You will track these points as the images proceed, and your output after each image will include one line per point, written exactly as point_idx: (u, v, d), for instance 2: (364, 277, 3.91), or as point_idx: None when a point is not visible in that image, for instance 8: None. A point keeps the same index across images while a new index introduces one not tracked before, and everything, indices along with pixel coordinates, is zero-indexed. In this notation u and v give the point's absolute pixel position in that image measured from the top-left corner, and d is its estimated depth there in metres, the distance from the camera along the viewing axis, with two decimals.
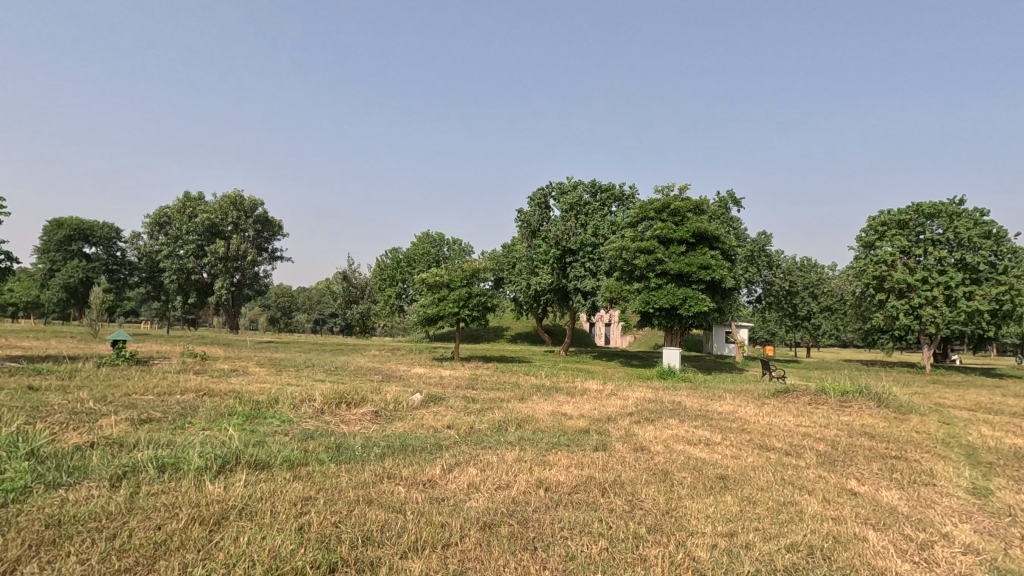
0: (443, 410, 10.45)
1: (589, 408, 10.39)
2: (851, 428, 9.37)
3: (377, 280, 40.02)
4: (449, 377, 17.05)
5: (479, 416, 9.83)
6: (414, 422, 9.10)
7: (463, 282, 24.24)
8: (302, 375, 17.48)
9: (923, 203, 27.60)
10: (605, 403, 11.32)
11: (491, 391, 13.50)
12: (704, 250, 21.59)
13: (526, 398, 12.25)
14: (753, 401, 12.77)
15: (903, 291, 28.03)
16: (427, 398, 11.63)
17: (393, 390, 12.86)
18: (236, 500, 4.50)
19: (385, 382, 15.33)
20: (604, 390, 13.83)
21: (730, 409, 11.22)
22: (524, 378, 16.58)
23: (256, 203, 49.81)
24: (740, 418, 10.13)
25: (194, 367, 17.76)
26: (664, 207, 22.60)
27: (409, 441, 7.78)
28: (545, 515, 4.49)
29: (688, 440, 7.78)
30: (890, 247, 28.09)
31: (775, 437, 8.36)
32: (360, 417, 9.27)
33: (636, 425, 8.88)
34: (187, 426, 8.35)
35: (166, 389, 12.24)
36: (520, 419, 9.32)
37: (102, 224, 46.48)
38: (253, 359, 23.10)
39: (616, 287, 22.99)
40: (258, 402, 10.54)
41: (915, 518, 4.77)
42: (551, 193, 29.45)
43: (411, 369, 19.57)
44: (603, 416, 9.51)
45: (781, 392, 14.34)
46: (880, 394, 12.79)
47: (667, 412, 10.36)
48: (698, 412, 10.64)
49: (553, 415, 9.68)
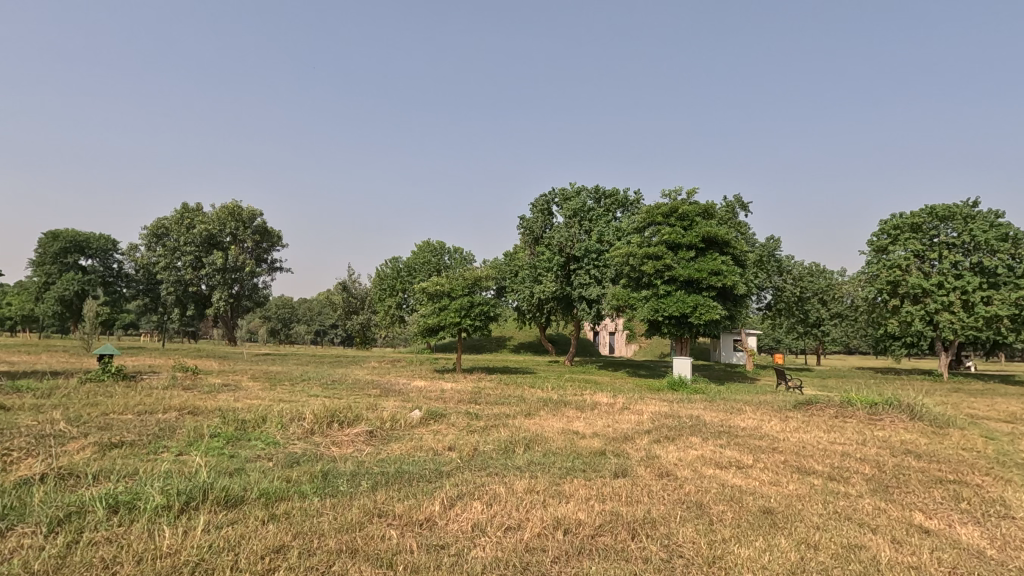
0: (443, 428, 9.65)
1: (602, 425, 9.58)
2: (892, 446, 8.53)
3: (377, 290, 39.32)
4: (451, 390, 16.23)
5: (484, 435, 9.04)
6: (411, 443, 8.30)
7: (465, 291, 23.50)
8: (296, 389, 16.69)
9: (936, 206, 26.87)
10: (619, 418, 10.51)
11: (494, 406, 12.71)
12: (714, 256, 20.82)
13: (533, 413, 11.45)
14: (776, 414, 11.94)
15: (918, 296, 27.22)
16: (426, 415, 10.81)
17: (390, 406, 12.05)
18: (191, 554, 3.70)
19: (384, 397, 14.54)
20: (615, 404, 13.01)
21: (754, 424, 10.39)
22: (530, 391, 15.76)
23: (254, 213, 49.28)
24: (767, 434, 9.29)
25: (184, 382, 16.96)
26: (672, 211, 21.87)
27: (406, 467, 6.98)
28: (566, 569, 3.69)
29: (717, 463, 6.97)
30: (904, 251, 27.27)
31: (811, 457, 7.54)
32: (353, 438, 8.47)
33: (656, 444, 8.05)
34: (161, 451, 7.54)
35: (149, 407, 11.47)
36: (528, 438, 8.51)
37: (99, 235, 45.91)
38: (247, 372, 22.32)
39: (623, 294, 22.21)
40: (245, 421, 9.75)
41: (1011, 566, 3.97)
42: (553, 199, 28.76)
43: (411, 382, 18.78)
44: (618, 434, 8.71)
45: (803, 405, 13.48)
46: (911, 406, 11.94)
47: (687, 428, 9.54)
48: (720, 427, 9.83)
49: (564, 434, 8.87)
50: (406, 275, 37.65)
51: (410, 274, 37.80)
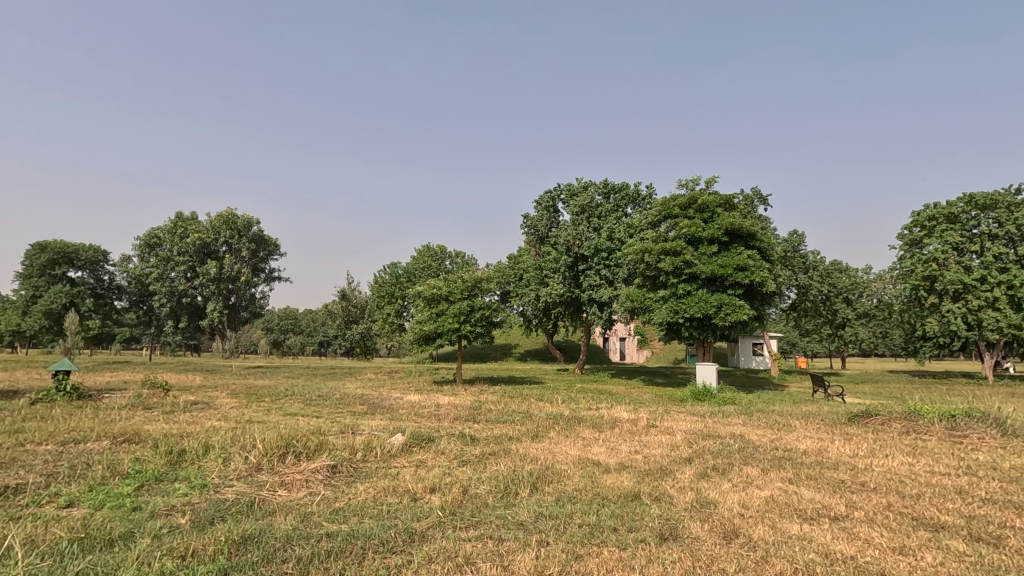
0: (429, 459, 7.65)
1: (628, 453, 7.59)
2: (1015, 477, 6.49)
3: (375, 297, 37.59)
4: (448, 406, 14.18)
5: (478, 469, 7.05)
6: (383, 484, 6.33)
7: (465, 294, 21.61)
8: (273, 407, 14.76)
9: (975, 194, 24.81)
10: (647, 441, 8.52)
11: (494, 426, 10.65)
12: (739, 250, 18.86)
13: (541, 436, 9.46)
14: (836, 432, 9.83)
15: (958, 293, 25.02)
16: (410, 440, 8.79)
17: (369, 429, 10.04)
18: None
19: (367, 416, 12.49)
20: (638, 420, 10.94)
21: (816, 446, 8.32)
22: (537, 406, 13.71)
23: (251, 220, 47.68)
24: (841, 462, 7.24)
25: (149, 400, 15.05)
26: (690, 203, 19.97)
27: (366, 525, 5.01)
28: None
29: (802, 512, 4.99)
30: (939, 244, 25.17)
31: (923, 497, 5.54)
32: (306, 477, 6.49)
33: (706, 482, 6.04)
34: (43, 503, 5.61)
35: (80, 435, 9.50)
36: (534, 474, 6.50)
37: (88, 246, 44.44)
38: (228, 388, 20.40)
39: (637, 295, 20.29)
40: (182, 451, 7.77)
41: None
42: (559, 195, 26.95)
43: (404, 397, 16.77)
44: (653, 467, 6.68)
45: (860, 418, 11.42)
46: (999, 419, 9.87)
47: (737, 454, 7.51)
48: (777, 451, 7.81)
49: (582, 467, 6.84)
50: (406, 281, 35.85)
51: (409, 280, 35.97)
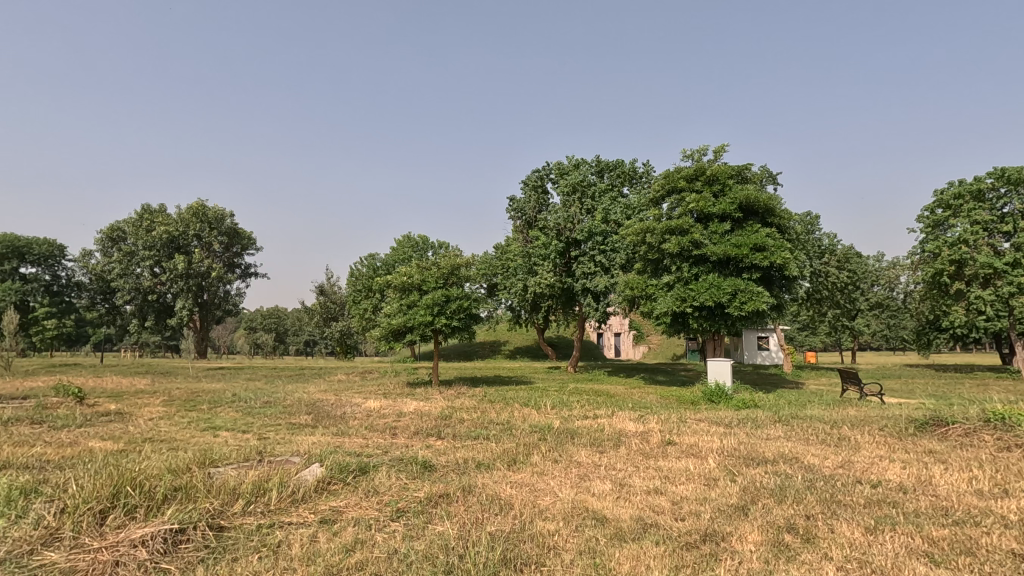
0: (347, 511, 5.04)
1: (649, 498, 4.97)
2: None
3: (353, 291, 34.95)
4: (410, 415, 11.52)
5: (413, 531, 4.44)
6: (243, 570, 3.71)
7: (439, 283, 19.01)
8: (199, 419, 12.02)
9: (1006, 168, 22.67)
10: (672, 473, 5.92)
11: (460, 446, 8.02)
12: (755, 227, 16.43)
13: (521, 462, 6.85)
14: (917, 449, 7.29)
15: (987, 278, 22.74)
16: (332, 472, 6.16)
17: (288, 454, 7.35)
18: None
19: (301, 431, 9.77)
20: (649, 435, 8.37)
21: (916, 479, 5.75)
22: (521, 415, 11.12)
23: (223, 212, 44.78)
24: (976, 509, 4.68)
25: (46, 411, 12.23)
26: (697, 174, 17.49)
27: None
28: None
29: None
30: (967, 224, 22.81)
31: None
32: (117, 559, 3.85)
33: (795, 569, 3.45)
34: None
35: None
36: (502, 547, 3.89)
37: (44, 240, 41.64)
38: (164, 394, 17.54)
39: (638, 282, 17.83)
40: None
41: None
42: (548, 174, 24.49)
43: (364, 402, 14.10)
44: (693, 531, 4.09)
45: (933, 428, 8.88)
46: None
47: (811, 499, 4.93)
48: (868, 491, 5.23)
49: (578, 527, 4.27)
50: (384, 273, 33.30)
51: (387, 271, 33.24)
